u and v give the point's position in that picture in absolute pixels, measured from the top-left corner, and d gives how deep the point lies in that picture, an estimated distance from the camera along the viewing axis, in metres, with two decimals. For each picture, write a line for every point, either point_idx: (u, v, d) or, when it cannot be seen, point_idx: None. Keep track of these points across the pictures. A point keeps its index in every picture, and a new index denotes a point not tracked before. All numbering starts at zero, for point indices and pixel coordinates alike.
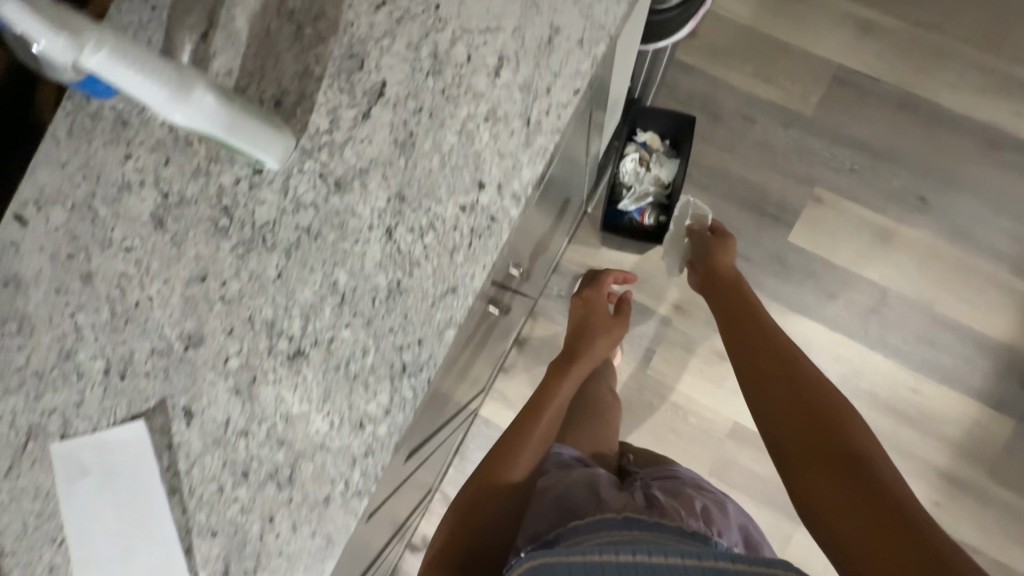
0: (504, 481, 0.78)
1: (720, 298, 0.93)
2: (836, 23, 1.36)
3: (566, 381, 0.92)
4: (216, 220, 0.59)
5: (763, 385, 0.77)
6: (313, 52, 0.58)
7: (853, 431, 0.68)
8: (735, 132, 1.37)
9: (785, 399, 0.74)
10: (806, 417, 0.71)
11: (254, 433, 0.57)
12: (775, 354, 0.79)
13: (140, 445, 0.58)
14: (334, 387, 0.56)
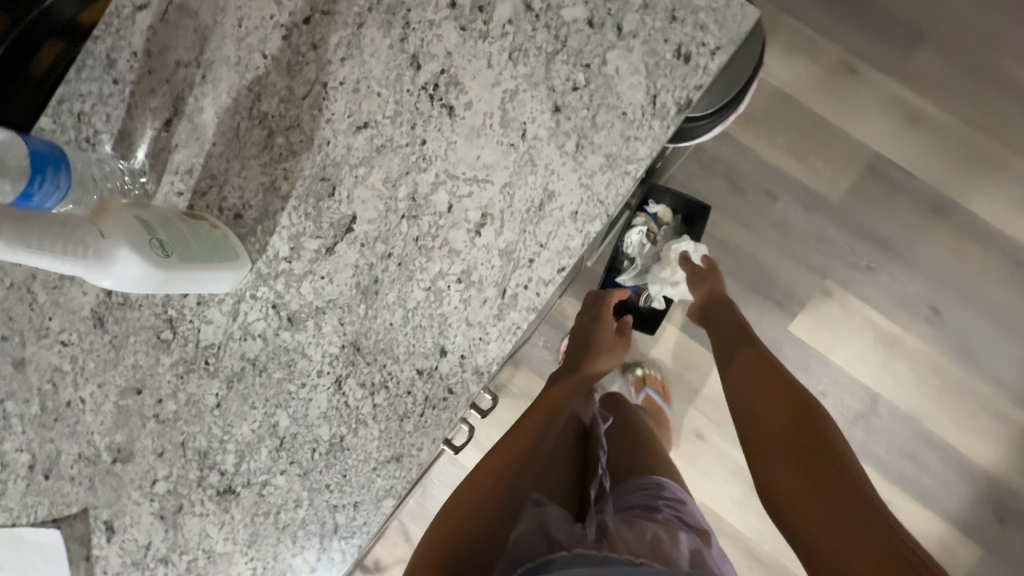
0: (494, 488, 0.58)
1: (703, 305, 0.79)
2: (885, 100, 1.13)
3: (559, 395, 0.72)
4: (159, 331, 0.54)
5: (754, 393, 0.61)
6: (282, 165, 0.52)
7: (822, 428, 0.55)
8: (751, 207, 1.16)
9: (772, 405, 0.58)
10: (783, 430, 0.56)
11: (175, 562, 0.54)
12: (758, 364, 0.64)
13: (57, 552, 0.55)
14: (260, 534, 0.52)
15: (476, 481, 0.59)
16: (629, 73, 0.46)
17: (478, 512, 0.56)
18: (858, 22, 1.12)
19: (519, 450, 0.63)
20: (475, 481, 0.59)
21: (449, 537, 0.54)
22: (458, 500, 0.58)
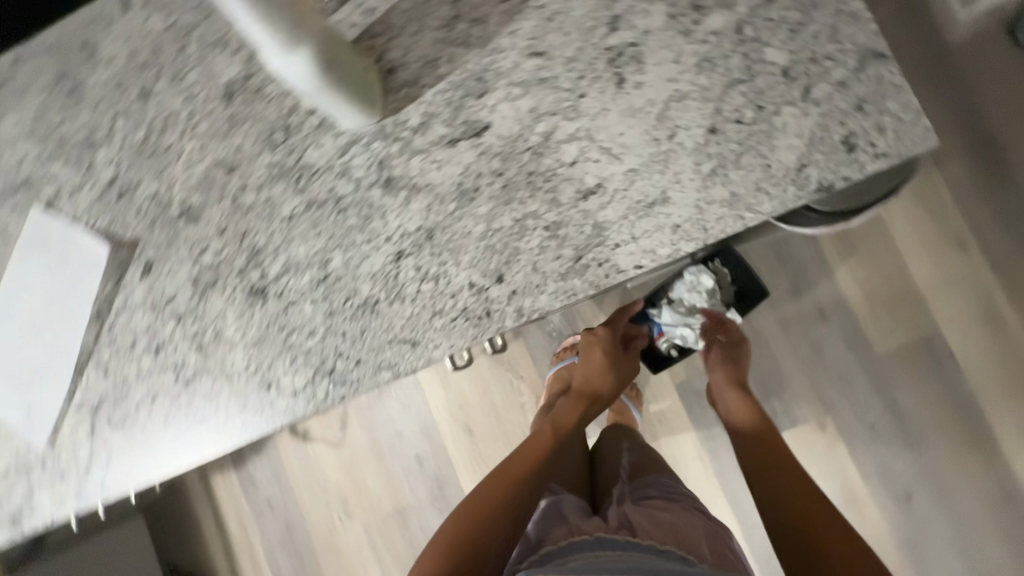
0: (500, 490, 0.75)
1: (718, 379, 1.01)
2: (981, 288, 1.11)
3: (569, 417, 0.89)
4: (273, 129, 0.58)
5: (768, 467, 0.83)
6: (451, 49, 0.54)
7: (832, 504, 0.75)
8: (802, 316, 1.17)
9: (781, 480, 0.80)
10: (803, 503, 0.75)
11: (186, 323, 0.59)
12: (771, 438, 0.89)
13: (95, 261, 0.60)
14: (267, 340, 0.57)
15: (495, 478, 0.78)
16: (794, 132, 0.48)
17: (495, 501, 0.74)
18: (991, 200, 1.10)
19: (531, 458, 0.81)
20: (495, 477, 0.78)
21: (478, 514, 0.72)
22: (482, 488, 0.76)
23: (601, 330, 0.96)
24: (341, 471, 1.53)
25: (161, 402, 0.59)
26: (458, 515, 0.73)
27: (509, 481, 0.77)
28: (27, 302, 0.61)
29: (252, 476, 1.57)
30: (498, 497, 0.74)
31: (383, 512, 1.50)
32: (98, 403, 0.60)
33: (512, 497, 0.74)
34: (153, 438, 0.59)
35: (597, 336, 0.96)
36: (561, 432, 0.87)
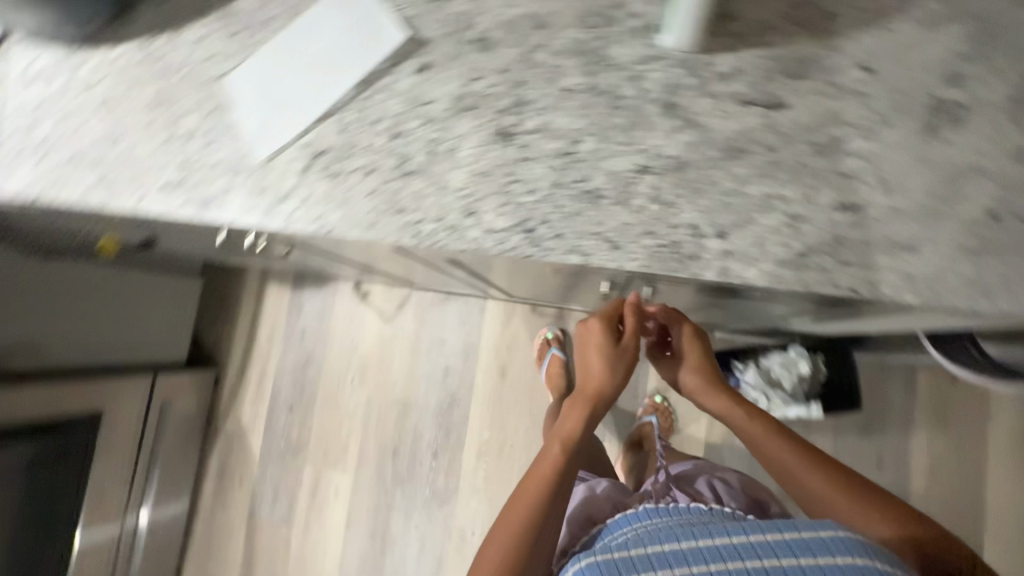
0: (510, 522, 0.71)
1: (702, 382, 0.80)
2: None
3: (572, 422, 0.77)
4: (593, 13, 0.62)
5: (779, 458, 0.74)
6: (788, 27, 0.57)
7: (852, 483, 0.70)
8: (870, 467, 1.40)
9: (796, 463, 0.72)
10: (847, 489, 0.69)
11: (430, 127, 0.64)
12: (770, 427, 0.75)
13: (385, 39, 0.67)
14: (491, 177, 0.61)
15: (512, 512, 0.73)
16: None
17: (531, 531, 0.70)
18: (1003, 420, 1.38)
19: (544, 476, 0.74)
20: (515, 510, 0.72)
21: (515, 548, 0.69)
22: (503, 535, 0.70)
23: (595, 321, 0.80)
24: (376, 343, 1.61)
25: (373, 178, 0.65)
26: (492, 544, 0.71)
27: (531, 523, 0.71)
28: (316, 44, 0.69)
29: (302, 303, 1.67)
30: (526, 527, 0.70)
31: (391, 396, 1.57)
32: (322, 151, 0.67)
33: (536, 529, 0.71)
34: (347, 202, 0.65)
35: (592, 326, 0.80)
36: (570, 440, 0.76)
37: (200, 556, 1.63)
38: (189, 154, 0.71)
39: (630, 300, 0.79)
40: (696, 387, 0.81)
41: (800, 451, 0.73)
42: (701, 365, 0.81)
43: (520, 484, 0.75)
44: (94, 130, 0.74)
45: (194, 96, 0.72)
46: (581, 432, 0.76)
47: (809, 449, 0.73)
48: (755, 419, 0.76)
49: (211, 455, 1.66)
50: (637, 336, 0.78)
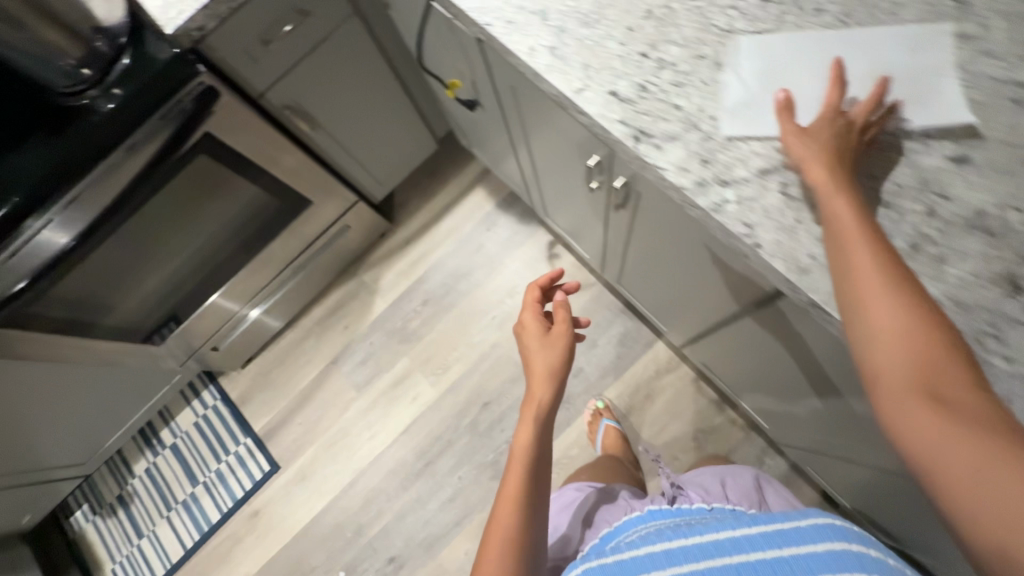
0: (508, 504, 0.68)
1: (836, 194, 0.53)
2: None
3: (525, 432, 0.74)
4: None
5: (887, 350, 0.47)
6: None
7: (893, 349, 0.47)
8: None
9: (919, 347, 0.46)
10: (895, 378, 0.46)
11: (930, 218, 0.56)
12: (895, 303, 0.48)
13: (933, 101, 0.59)
14: (972, 311, 0.53)
15: (490, 539, 0.67)
16: None
17: (509, 546, 0.65)
18: None
19: (513, 490, 0.69)
20: (492, 538, 0.67)
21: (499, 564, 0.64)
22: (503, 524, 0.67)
23: (527, 317, 0.87)
24: None
25: None
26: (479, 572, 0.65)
27: (504, 542, 0.66)
28: (852, 61, 0.62)
29: (495, 223, 1.65)
30: (507, 543, 0.65)
31: (516, 355, 1.53)
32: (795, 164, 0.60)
33: (514, 550, 0.65)
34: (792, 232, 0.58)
35: (528, 322, 0.87)
36: (529, 449, 0.72)
37: (270, 360, 1.67)
38: (651, 80, 0.66)
39: (879, 81, 0.57)
40: (818, 177, 0.54)
41: (900, 335, 0.47)
42: (823, 154, 0.55)
43: (495, 510, 0.69)
44: (574, 2, 0.71)
45: (690, 32, 0.67)
46: (538, 436, 0.74)
47: (941, 343, 0.46)
48: (871, 273, 0.50)
49: (336, 289, 1.69)
50: (564, 316, 0.84)
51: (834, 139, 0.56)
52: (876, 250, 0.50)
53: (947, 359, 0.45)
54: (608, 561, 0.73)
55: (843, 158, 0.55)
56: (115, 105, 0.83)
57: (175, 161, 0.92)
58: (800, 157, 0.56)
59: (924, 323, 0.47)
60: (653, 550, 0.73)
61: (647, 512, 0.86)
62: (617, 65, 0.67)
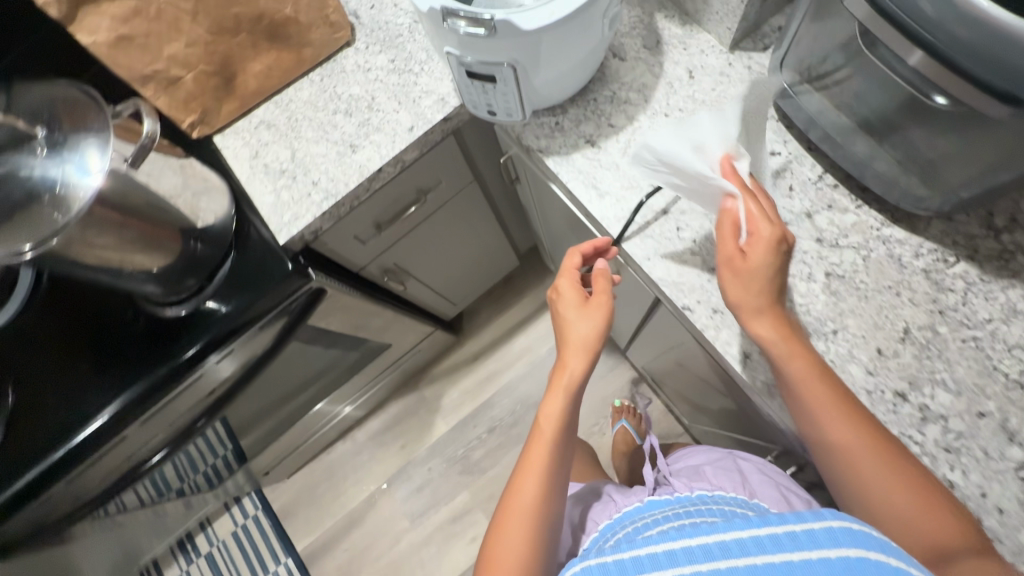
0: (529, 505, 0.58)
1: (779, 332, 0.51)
2: None
3: (551, 407, 0.60)
4: None
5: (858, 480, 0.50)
6: None
7: (862, 455, 0.50)
8: None
9: (897, 465, 0.49)
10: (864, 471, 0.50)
11: None
12: (847, 426, 0.50)
13: None
14: None
15: (514, 510, 0.58)
16: None
17: (534, 515, 0.58)
18: None
19: (539, 469, 0.59)
20: (513, 513, 0.58)
21: (524, 546, 0.56)
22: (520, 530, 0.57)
23: (563, 283, 0.61)
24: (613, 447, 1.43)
25: None
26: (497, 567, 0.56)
27: (525, 515, 0.58)
28: None
29: None
30: (529, 518, 0.58)
31: None
32: None
33: (540, 526, 0.58)
34: None
35: (563, 287, 0.61)
36: (554, 428, 0.59)
37: (319, 471, 1.55)
38: (911, 434, 0.52)
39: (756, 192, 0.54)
40: (773, 339, 0.51)
41: (870, 454, 0.49)
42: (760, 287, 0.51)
43: (516, 479, 0.60)
44: (803, 298, 0.57)
45: (967, 376, 0.52)
46: (569, 412, 0.60)
47: (892, 464, 0.49)
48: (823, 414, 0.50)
49: (396, 400, 1.56)
50: (606, 286, 0.59)
51: (784, 256, 0.51)
52: (821, 392, 0.50)
53: (901, 484, 0.49)
54: (605, 563, 0.48)
55: (779, 272, 0.52)
56: (229, 309, 0.71)
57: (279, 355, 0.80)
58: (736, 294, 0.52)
59: (874, 439, 0.50)
60: (669, 547, 0.47)
61: (644, 503, 0.69)
62: (713, 174, 0.54)
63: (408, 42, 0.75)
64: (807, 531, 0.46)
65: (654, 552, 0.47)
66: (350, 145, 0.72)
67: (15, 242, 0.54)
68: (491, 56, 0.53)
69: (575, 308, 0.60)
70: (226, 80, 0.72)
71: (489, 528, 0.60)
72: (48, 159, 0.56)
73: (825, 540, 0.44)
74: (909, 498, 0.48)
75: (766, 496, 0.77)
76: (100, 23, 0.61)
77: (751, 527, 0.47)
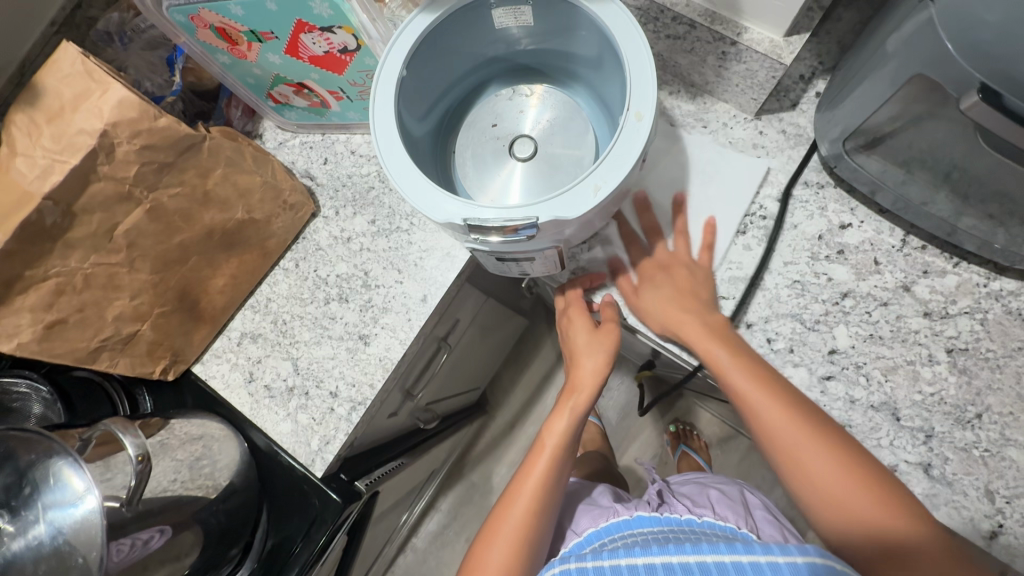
0: (517, 521, 0.50)
1: (698, 330, 0.50)
2: None
3: (556, 422, 0.53)
4: None
5: (804, 468, 0.44)
6: None
7: (796, 413, 0.45)
8: None
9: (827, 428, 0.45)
10: (809, 431, 0.44)
11: None
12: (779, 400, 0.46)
13: None
14: None
15: (503, 527, 0.50)
16: None
17: (525, 526, 0.50)
18: None
19: (538, 479, 0.51)
20: (506, 521, 0.50)
21: (511, 551, 0.49)
22: (508, 541, 0.49)
23: (574, 313, 0.56)
24: None
25: None
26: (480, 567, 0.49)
27: (518, 532, 0.49)
28: None
29: None
30: (522, 533, 0.49)
31: None
32: None
33: (532, 539, 0.50)
34: None
35: (572, 313, 0.56)
36: (556, 445, 0.52)
37: None
38: None
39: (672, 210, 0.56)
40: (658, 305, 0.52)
41: (813, 442, 0.44)
42: (689, 295, 0.52)
43: (509, 494, 0.52)
44: (933, 385, 0.51)
45: None
46: (574, 434, 0.53)
47: (821, 440, 0.44)
48: (753, 388, 0.46)
49: (444, 492, 1.31)
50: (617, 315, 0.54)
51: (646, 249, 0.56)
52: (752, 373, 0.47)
53: (858, 469, 0.43)
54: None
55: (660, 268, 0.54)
56: (277, 560, 0.59)
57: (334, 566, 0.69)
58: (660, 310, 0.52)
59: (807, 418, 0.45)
60: (647, 560, 0.44)
61: (632, 515, 0.55)
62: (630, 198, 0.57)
63: (384, 194, 0.64)
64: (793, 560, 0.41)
65: (633, 563, 0.45)
66: (360, 338, 0.61)
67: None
68: (532, 245, 0.45)
69: (582, 332, 0.55)
70: (189, 310, 0.58)
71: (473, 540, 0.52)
72: (48, 516, 0.44)
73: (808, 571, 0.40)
74: (854, 468, 0.43)
75: (771, 535, 0.58)
76: (19, 321, 0.48)
77: (732, 552, 0.42)
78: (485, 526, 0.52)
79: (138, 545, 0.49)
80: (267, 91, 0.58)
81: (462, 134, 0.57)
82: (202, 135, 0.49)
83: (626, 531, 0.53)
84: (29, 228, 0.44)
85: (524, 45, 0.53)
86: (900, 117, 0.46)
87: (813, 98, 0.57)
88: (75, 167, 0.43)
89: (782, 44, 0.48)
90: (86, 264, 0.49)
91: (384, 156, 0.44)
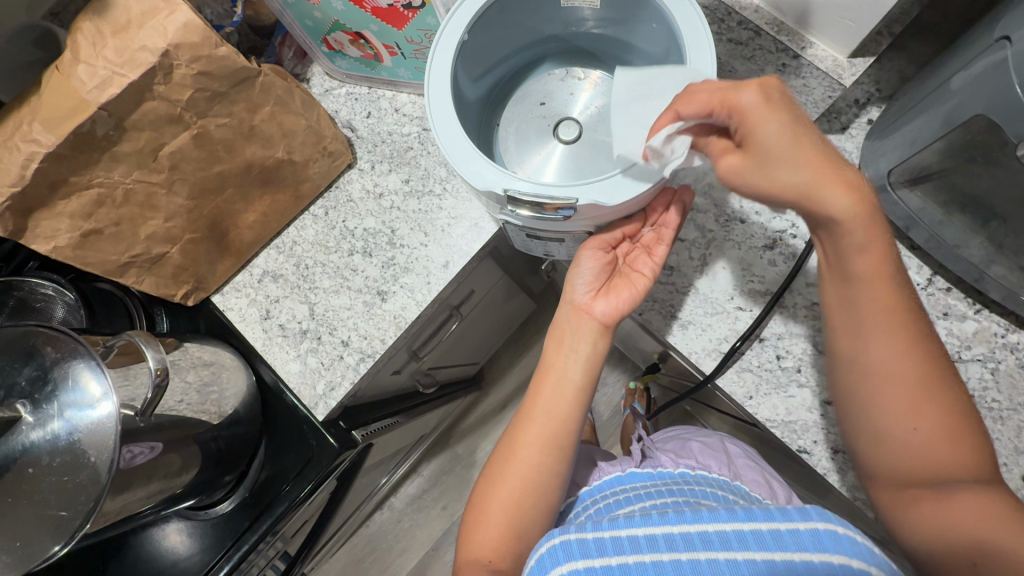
0: (539, 423, 0.48)
1: (828, 178, 0.39)
2: None
3: (583, 334, 0.50)
4: None
5: (871, 381, 0.42)
6: None
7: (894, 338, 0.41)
8: None
9: (924, 370, 0.41)
10: (901, 360, 0.41)
11: None
12: (896, 338, 0.41)
13: None
14: None
15: (514, 464, 0.47)
16: None
17: (549, 425, 0.48)
18: None
19: (555, 385, 0.49)
20: (529, 426, 0.48)
21: (521, 488, 0.46)
22: (530, 438, 0.48)
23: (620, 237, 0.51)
24: None
25: None
26: (487, 515, 0.47)
27: (530, 473, 0.47)
28: None
29: None
30: (547, 427, 0.48)
31: None
32: None
33: (547, 482, 0.47)
34: None
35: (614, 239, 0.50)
36: (574, 356, 0.49)
37: (361, 546, 1.30)
38: None
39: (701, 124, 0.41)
40: (791, 170, 0.39)
41: (904, 399, 0.41)
42: (820, 158, 0.39)
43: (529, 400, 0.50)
44: None
45: None
46: (605, 348, 0.50)
47: (907, 376, 0.41)
48: (868, 301, 0.42)
49: (428, 459, 1.32)
50: (641, 263, 0.51)
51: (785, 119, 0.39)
52: (888, 300, 0.41)
53: (931, 413, 0.40)
54: (593, 567, 0.37)
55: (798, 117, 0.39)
56: (265, 496, 0.61)
57: (313, 515, 0.71)
58: (824, 198, 0.39)
59: (922, 370, 0.41)
60: (648, 530, 0.37)
61: (625, 471, 0.51)
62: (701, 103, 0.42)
63: (421, 156, 0.64)
64: (789, 531, 0.36)
65: (633, 534, 0.37)
66: (378, 293, 0.62)
67: (43, 545, 0.45)
68: (560, 227, 0.47)
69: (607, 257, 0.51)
70: (217, 240, 0.60)
71: (486, 460, 0.50)
72: (63, 415, 0.45)
73: (810, 547, 0.35)
74: (932, 415, 0.40)
75: (753, 480, 0.54)
76: (58, 226, 0.49)
77: (733, 520, 0.37)
78: (506, 434, 0.50)
79: (124, 459, 0.48)
80: (323, 36, 0.58)
81: (510, 108, 0.58)
82: (257, 69, 0.49)
83: (616, 486, 0.49)
84: (81, 136, 0.45)
85: (588, 28, 0.53)
86: (947, 156, 0.46)
87: (863, 125, 0.57)
88: (134, 83, 0.44)
89: (845, 64, 0.48)
90: (128, 179, 0.50)
91: (434, 116, 0.44)
